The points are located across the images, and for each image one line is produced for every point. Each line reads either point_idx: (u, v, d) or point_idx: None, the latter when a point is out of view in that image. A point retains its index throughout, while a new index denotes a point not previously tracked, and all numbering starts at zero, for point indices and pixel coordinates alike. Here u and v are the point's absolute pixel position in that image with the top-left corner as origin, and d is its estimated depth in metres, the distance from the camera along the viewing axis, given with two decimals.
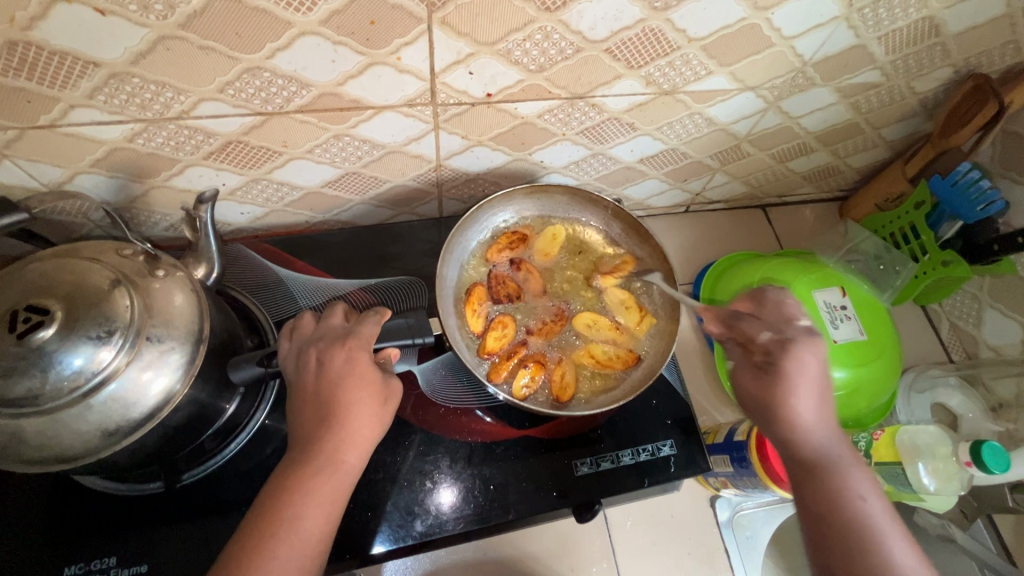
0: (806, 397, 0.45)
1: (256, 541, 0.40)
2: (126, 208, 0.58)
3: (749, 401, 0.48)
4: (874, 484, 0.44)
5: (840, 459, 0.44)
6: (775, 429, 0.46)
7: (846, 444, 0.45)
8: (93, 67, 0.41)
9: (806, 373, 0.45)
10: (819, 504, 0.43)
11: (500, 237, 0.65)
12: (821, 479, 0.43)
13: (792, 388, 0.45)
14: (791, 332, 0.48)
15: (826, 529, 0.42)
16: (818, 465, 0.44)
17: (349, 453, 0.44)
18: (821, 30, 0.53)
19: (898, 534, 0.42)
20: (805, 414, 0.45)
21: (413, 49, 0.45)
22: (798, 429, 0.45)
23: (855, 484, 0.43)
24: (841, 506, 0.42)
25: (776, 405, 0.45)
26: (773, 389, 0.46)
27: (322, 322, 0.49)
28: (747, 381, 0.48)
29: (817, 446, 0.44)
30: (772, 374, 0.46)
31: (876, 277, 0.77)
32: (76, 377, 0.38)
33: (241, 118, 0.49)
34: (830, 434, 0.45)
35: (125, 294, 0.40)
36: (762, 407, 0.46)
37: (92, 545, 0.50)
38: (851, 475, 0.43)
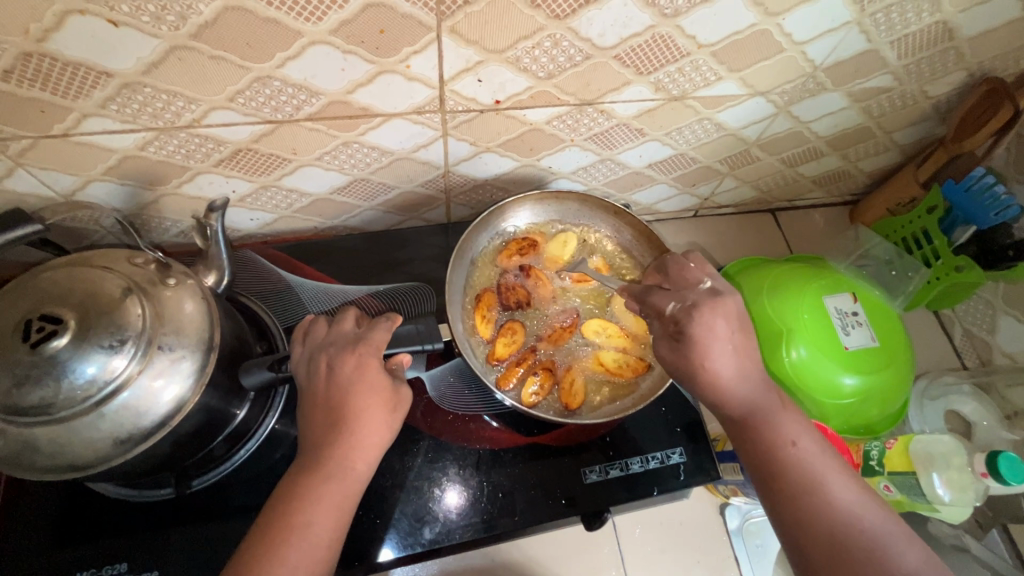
0: (720, 355, 0.46)
1: (266, 547, 0.40)
2: (137, 215, 0.59)
3: (669, 369, 0.49)
4: (802, 428, 0.46)
5: (765, 408, 0.46)
6: (704, 394, 0.47)
7: (770, 393, 0.47)
8: (105, 77, 0.42)
9: (716, 333, 0.47)
10: (755, 456, 0.45)
11: (509, 243, 0.65)
12: (753, 432, 0.45)
13: (705, 351, 0.46)
14: (695, 297, 0.49)
15: (770, 480, 0.44)
16: (747, 420, 0.46)
17: (358, 460, 0.44)
18: (833, 35, 0.52)
19: (833, 471, 0.44)
20: (726, 374, 0.46)
21: (422, 58, 0.45)
22: (722, 390, 0.46)
23: (782, 433, 0.45)
24: (774, 454, 0.44)
25: (697, 371, 0.47)
26: (703, 363, 0.46)
27: (333, 327, 0.49)
28: (661, 351, 0.49)
29: (742, 402, 0.46)
30: (685, 343, 0.47)
31: (888, 283, 0.75)
32: (88, 386, 0.38)
33: (251, 126, 0.50)
34: (755, 388, 0.47)
35: (136, 303, 0.41)
36: (683, 375, 0.48)
37: (103, 550, 0.51)
38: (777, 424, 0.46)
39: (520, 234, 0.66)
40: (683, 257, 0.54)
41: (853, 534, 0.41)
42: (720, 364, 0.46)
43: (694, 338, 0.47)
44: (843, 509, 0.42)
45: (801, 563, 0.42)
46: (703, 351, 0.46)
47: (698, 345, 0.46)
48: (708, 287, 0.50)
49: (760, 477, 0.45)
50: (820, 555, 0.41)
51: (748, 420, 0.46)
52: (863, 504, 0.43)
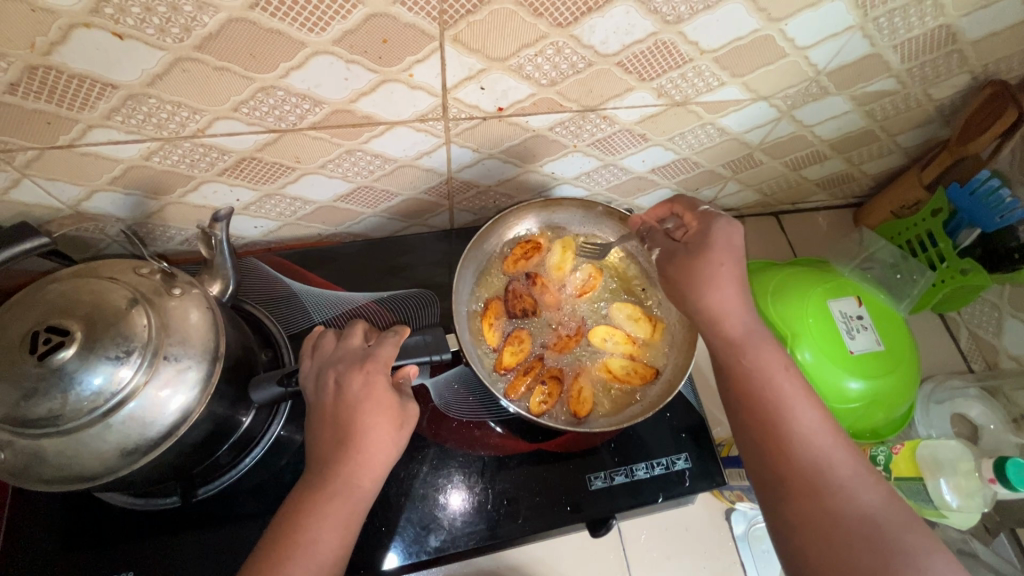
0: (728, 262, 0.50)
1: (272, 564, 0.40)
2: (143, 223, 0.59)
3: (677, 280, 0.52)
4: (789, 362, 0.48)
5: (757, 334, 0.48)
6: (701, 308, 0.50)
7: (762, 324, 0.49)
8: (110, 89, 0.42)
9: (728, 240, 0.50)
10: (739, 379, 0.47)
11: (513, 249, 0.65)
12: (740, 353, 0.47)
13: (720, 257, 0.50)
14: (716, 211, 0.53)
15: (746, 398, 0.47)
16: (738, 342, 0.48)
17: (365, 478, 0.44)
18: (836, 39, 0.52)
19: (812, 400, 0.46)
20: (727, 287, 0.49)
21: (424, 67, 0.46)
22: (720, 304, 0.49)
23: (770, 360, 0.47)
24: (757, 378, 0.46)
25: (703, 279, 0.50)
26: (715, 265, 0.49)
27: (341, 342, 0.49)
28: (674, 260, 0.53)
29: (734, 322, 0.48)
30: (704, 245, 0.51)
31: (893, 286, 0.73)
32: (95, 398, 0.38)
33: (254, 136, 0.50)
34: (749, 315, 0.49)
35: (142, 313, 0.41)
36: (692, 278, 0.50)
37: (110, 557, 0.51)
38: (767, 353, 0.47)
39: (522, 239, 0.66)
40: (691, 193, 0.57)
41: (820, 462, 0.43)
42: (725, 270, 0.49)
43: (709, 241, 0.50)
44: (813, 441, 0.44)
45: (765, 482, 0.45)
46: (714, 252, 0.50)
47: (716, 250, 0.50)
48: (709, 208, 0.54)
49: (740, 398, 0.47)
50: (785, 475, 0.43)
51: (739, 344, 0.48)
52: (835, 437, 0.44)
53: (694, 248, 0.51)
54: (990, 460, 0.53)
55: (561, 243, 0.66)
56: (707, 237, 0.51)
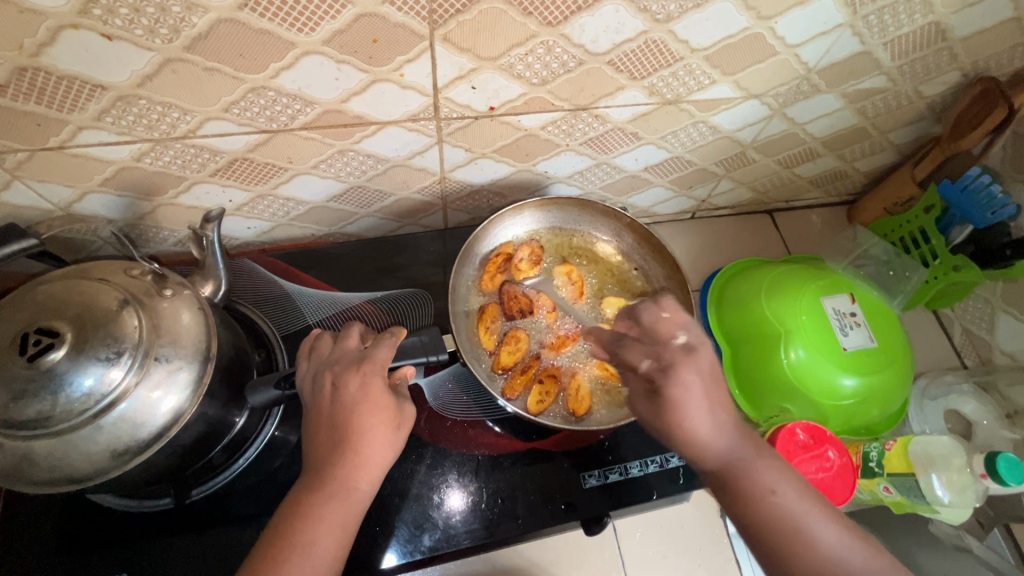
0: (697, 413, 0.44)
1: (269, 565, 0.40)
2: (135, 225, 0.59)
3: (651, 426, 0.46)
4: (785, 471, 0.43)
5: (742, 458, 0.43)
6: (678, 448, 0.45)
7: (746, 442, 0.44)
8: (100, 90, 0.42)
9: (690, 391, 0.44)
10: (734, 511, 0.43)
11: (487, 265, 0.65)
12: (733, 484, 0.42)
13: (681, 411, 0.44)
14: (669, 354, 0.47)
15: (754, 532, 0.42)
16: (722, 476, 0.43)
17: (362, 479, 0.44)
18: (825, 37, 0.52)
19: (820, 518, 0.41)
20: (701, 430, 0.44)
21: (415, 66, 0.46)
22: (696, 447, 0.44)
23: (764, 482, 0.42)
24: (753, 506, 0.42)
25: (670, 428, 0.44)
26: (678, 420, 0.44)
27: (338, 344, 0.49)
28: (639, 407, 0.47)
29: (717, 454, 0.43)
30: (659, 401, 0.45)
31: (889, 283, 0.75)
32: (86, 399, 0.38)
33: (246, 136, 0.50)
34: (731, 436, 0.44)
35: (133, 315, 0.41)
36: (663, 435, 0.45)
37: (104, 559, 0.51)
38: (758, 473, 0.43)
39: (495, 251, 0.66)
40: (656, 305, 0.51)
41: None
42: (693, 423, 0.44)
43: (670, 400, 0.44)
44: (840, 563, 0.40)
45: None
46: (677, 409, 0.44)
47: (677, 398, 0.44)
48: (680, 343, 0.47)
49: (741, 526, 0.43)
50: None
51: (729, 479, 0.43)
52: (853, 551, 0.40)
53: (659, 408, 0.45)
54: (981, 457, 0.55)
55: (529, 246, 0.66)
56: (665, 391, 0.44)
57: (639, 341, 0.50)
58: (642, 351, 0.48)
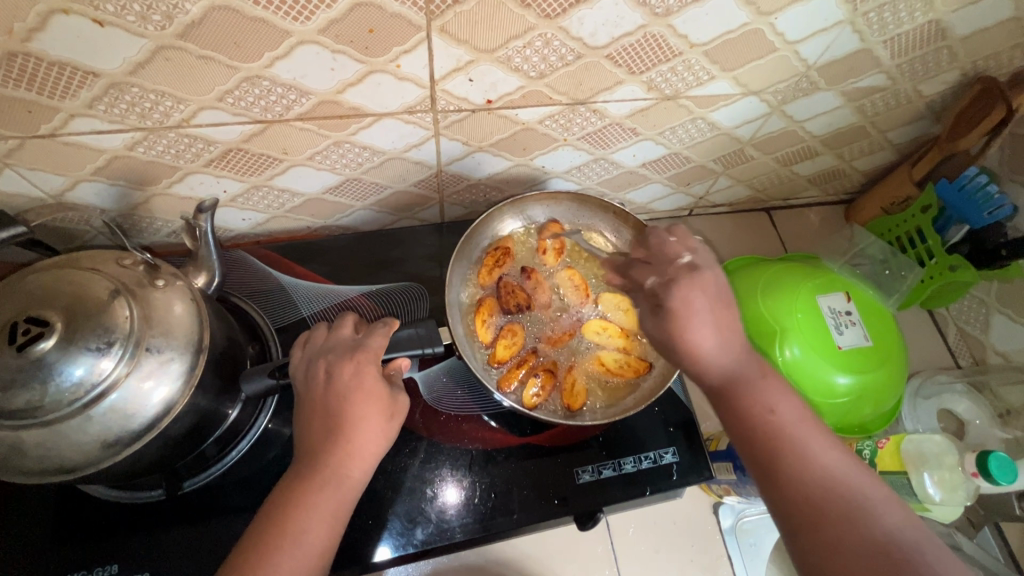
0: (700, 328, 0.46)
1: (261, 553, 0.40)
2: (128, 215, 0.58)
3: (659, 342, 0.48)
4: (783, 392, 0.45)
5: (747, 372, 0.45)
6: (683, 362, 0.46)
7: (750, 360, 0.46)
8: (92, 77, 0.42)
9: (697, 307, 0.46)
10: (734, 422, 0.44)
11: (485, 258, 0.64)
12: (733, 396, 0.44)
13: (685, 323, 0.46)
14: (674, 272, 0.49)
15: (750, 443, 0.43)
16: (724, 389, 0.45)
17: (355, 468, 0.44)
18: (825, 34, 0.52)
19: (815, 438, 0.42)
20: (705, 343, 0.45)
21: (412, 57, 0.45)
22: (701, 360, 0.45)
23: (766, 395, 0.44)
24: (752, 414, 0.43)
25: (677, 341, 0.46)
26: (681, 331, 0.46)
27: (332, 333, 0.50)
28: (645, 326, 0.49)
29: (722, 369, 0.45)
30: (664, 315, 0.47)
31: (883, 281, 0.75)
32: (76, 389, 0.38)
33: (240, 126, 0.49)
34: (737, 355, 0.46)
35: (124, 305, 0.40)
36: (668, 350, 0.47)
37: (94, 550, 0.51)
38: (758, 389, 0.44)
39: (494, 244, 0.65)
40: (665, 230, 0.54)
41: (834, 496, 0.40)
42: (699, 337, 0.45)
43: (674, 312, 0.46)
44: (830, 476, 0.41)
45: (784, 531, 0.40)
46: (682, 322, 0.46)
47: (686, 310, 0.46)
48: (685, 262, 0.50)
49: (736, 436, 0.44)
50: (793, 512, 0.40)
51: (731, 388, 0.44)
52: (846, 469, 0.41)
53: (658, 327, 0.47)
54: (972, 455, 0.54)
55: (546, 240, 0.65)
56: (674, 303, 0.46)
57: (647, 264, 0.53)
58: (649, 271, 0.51)
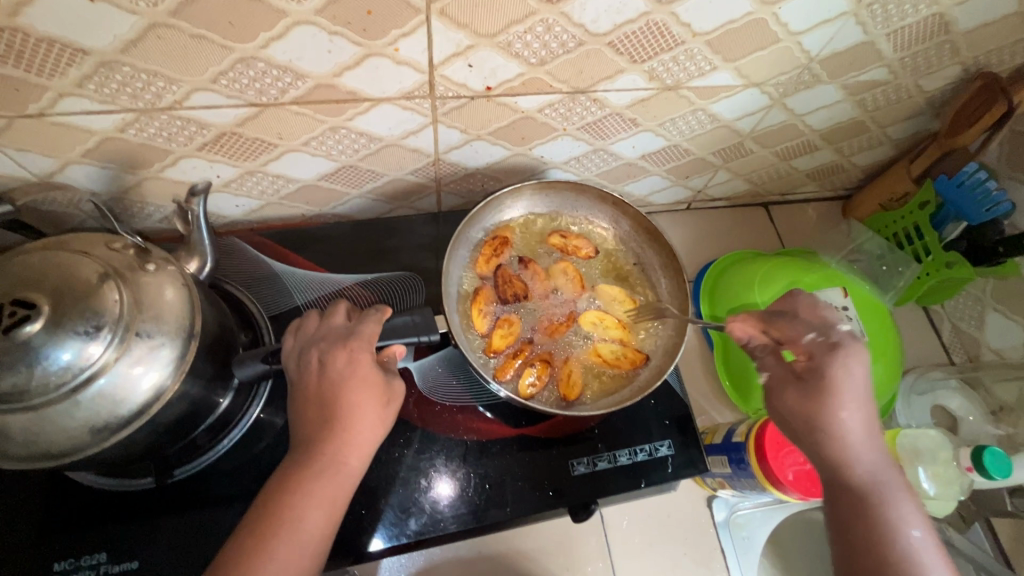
0: (850, 408, 0.45)
1: (257, 541, 0.40)
2: (119, 199, 0.57)
3: (793, 421, 0.47)
4: (919, 510, 0.44)
5: (885, 483, 0.44)
6: (820, 451, 0.46)
7: (892, 469, 0.45)
8: (82, 56, 0.40)
9: (849, 385, 0.46)
10: (856, 527, 0.43)
11: (483, 246, 0.63)
12: (866, 502, 0.44)
13: (838, 399, 0.45)
14: (837, 336, 0.49)
15: (865, 554, 0.43)
16: (860, 491, 0.44)
17: (352, 455, 0.44)
18: (829, 25, 0.52)
19: (938, 563, 0.42)
20: (852, 431, 0.45)
21: (410, 41, 0.44)
22: (843, 448, 0.45)
23: (903, 513, 0.43)
24: (879, 523, 0.43)
25: (821, 424, 0.46)
26: (833, 408, 0.45)
27: (324, 321, 0.49)
28: (785, 396, 0.48)
29: (863, 469, 0.45)
30: (815, 384, 0.47)
31: (879, 276, 0.78)
32: (63, 373, 0.37)
33: (234, 109, 0.48)
34: (878, 460, 0.45)
35: (114, 288, 0.39)
36: (809, 429, 0.46)
37: (81, 539, 0.50)
38: (896, 501, 0.44)
39: (492, 233, 0.65)
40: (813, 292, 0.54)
41: None
42: (846, 418, 0.45)
43: (830, 384, 0.46)
44: None
45: None
46: (835, 397, 0.46)
47: (836, 392, 0.46)
48: (846, 329, 0.49)
49: (845, 538, 0.44)
50: None
51: (865, 493, 0.44)
52: None
53: (811, 389, 0.47)
54: (967, 449, 0.55)
55: (555, 233, 0.65)
56: (831, 381, 0.46)
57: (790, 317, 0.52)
58: (806, 327, 0.50)
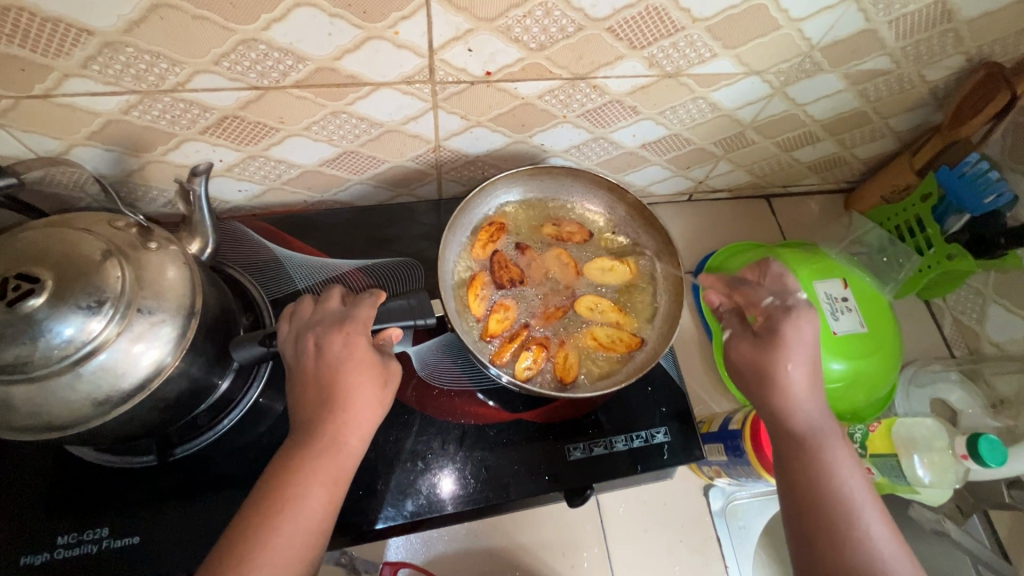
0: (800, 362, 0.48)
1: (261, 518, 0.40)
2: (123, 182, 0.58)
3: (746, 372, 0.50)
4: (855, 458, 0.47)
5: (825, 432, 0.47)
6: (769, 403, 0.48)
7: (832, 420, 0.48)
8: (86, 36, 0.41)
9: (801, 341, 0.48)
10: (798, 472, 0.46)
11: (479, 232, 0.63)
12: (808, 450, 0.46)
13: (789, 352, 0.48)
14: (793, 301, 0.51)
15: (803, 495, 0.45)
16: (803, 439, 0.47)
17: (352, 435, 0.44)
18: (830, 12, 0.52)
19: (870, 506, 0.45)
20: (799, 383, 0.47)
21: (410, 24, 0.45)
22: (790, 400, 0.47)
23: (839, 458, 0.46)
24: (817, 467, 0.46)
25: (771, 375, 0.48)
26: (782, 360, 0.47)
27: (319, 306, 0.49)
28: (740, 349, 0.51)
29: (807, 418, 0.47)
30: (770, 339, 0.49)
31: (879, 268, 0.77)
32: (66, 347, 0.37)
33: (237, 92, 0.49)
34: (821, 412, 0.48)
35: (116, 266, 0.40)
36: (761, 378, 0.48)
37: (83, 514, 0.51)
38: (834, 448, 0.46)
39: (488, 219, 0.65)
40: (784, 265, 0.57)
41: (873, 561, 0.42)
42: (795, 373, 0.47)
43: (782, 339, 0.48)
44: (875, 546, 0.43)
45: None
46: (787, 351, 0.48)
47: (786, 347, 0.48)
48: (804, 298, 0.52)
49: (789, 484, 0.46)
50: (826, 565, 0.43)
51: (807, 440, 0.47)
52: (891, 544, 0.44)
53: (764, 343, 0.49)
54: (963, 437, 0.55)
55: (548, 222, 0.65)
56: (784, 335, 0.48)
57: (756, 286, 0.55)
58: (767, 293, 0.53)
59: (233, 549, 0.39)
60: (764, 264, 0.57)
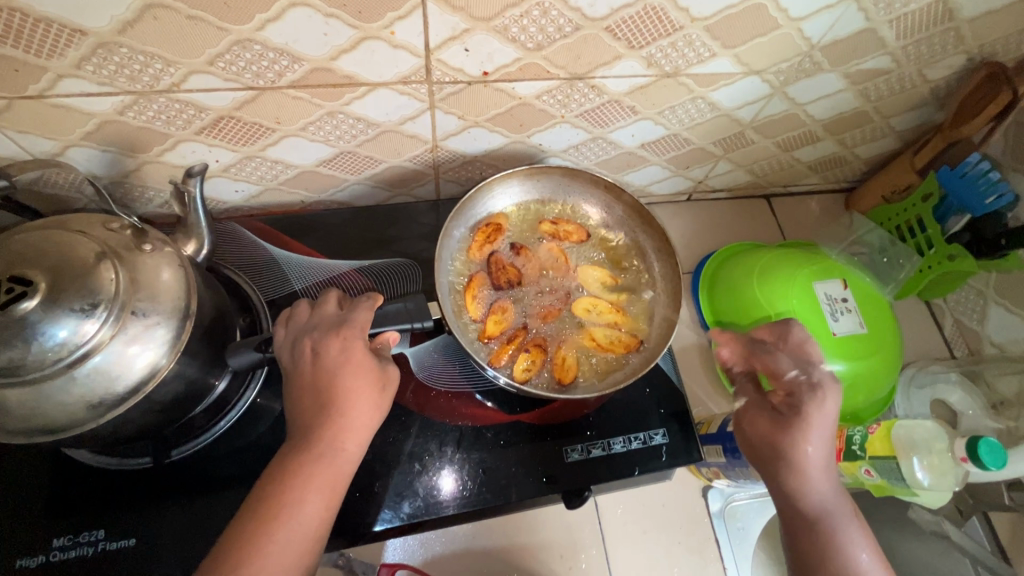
0: (817, 442, 0.45)
1: (257, 522, 0.40)
2: (119, 182, 0.57)
3: (759, 448, 0.47)
4: (868, 534, 0.45)
5: (839, 512, 0.45)
6: (780, 482, 0.46)
7: (845, 497, 0.46)
8: (80, 36, 0.41)
9: (818, 418, 0.46)
10: (812, 554, 0.44)
11: (476, 233, 0.63)
12: (821, 532, 0.44)
13: (806, 432, 0.45)
14: (818, 374, 0.48)
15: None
16: (817, 520, 0.44)
17: (349, 441, 0.44)
18: (830, 11, 0.51)
19: None
20: (815, 464, 0.45)
21: (406, 24, 0.44)
22: (805, 481, 0.45)
23: (853, 539, 0.44)
24: (832, 550, 0.44)
25: (786, 455, 0.45)
26: (799, 441, 0.45)
27: (316, 310, 0.49)
28: (756, 423, 0.48)
29: (821, 499, 0.45)
30: (790, 417, 0.46)
31: (880, 269, 0.76)
32: (59, 349, 0.37)
33: (232, 93, 0.49)
34: (835, 491, 0.45)
35: (110, 268, 0.40)
36: (774, 459, 0.46)
37: (79, 516, 0.51)
38: (848, 528, 0.44)
39: (485, 220, 0.64)
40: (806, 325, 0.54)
41: None
42: (811, 452, 0.45)
43: (800, 417, 0.46)
44: None
45: None
46: (804, 429, 0.45)
47: (803, 426, 0.45)
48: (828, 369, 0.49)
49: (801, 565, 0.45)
50: None
51: (822, 522, 0.44)
52: None
53: (785, 421, 0.46)
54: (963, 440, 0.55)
55: (546, 220, 0.65)
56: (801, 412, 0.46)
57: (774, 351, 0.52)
58: (789, 362, 0.50)
59: (230, 554, 0.39)
60: (784, 326, 0.55)
